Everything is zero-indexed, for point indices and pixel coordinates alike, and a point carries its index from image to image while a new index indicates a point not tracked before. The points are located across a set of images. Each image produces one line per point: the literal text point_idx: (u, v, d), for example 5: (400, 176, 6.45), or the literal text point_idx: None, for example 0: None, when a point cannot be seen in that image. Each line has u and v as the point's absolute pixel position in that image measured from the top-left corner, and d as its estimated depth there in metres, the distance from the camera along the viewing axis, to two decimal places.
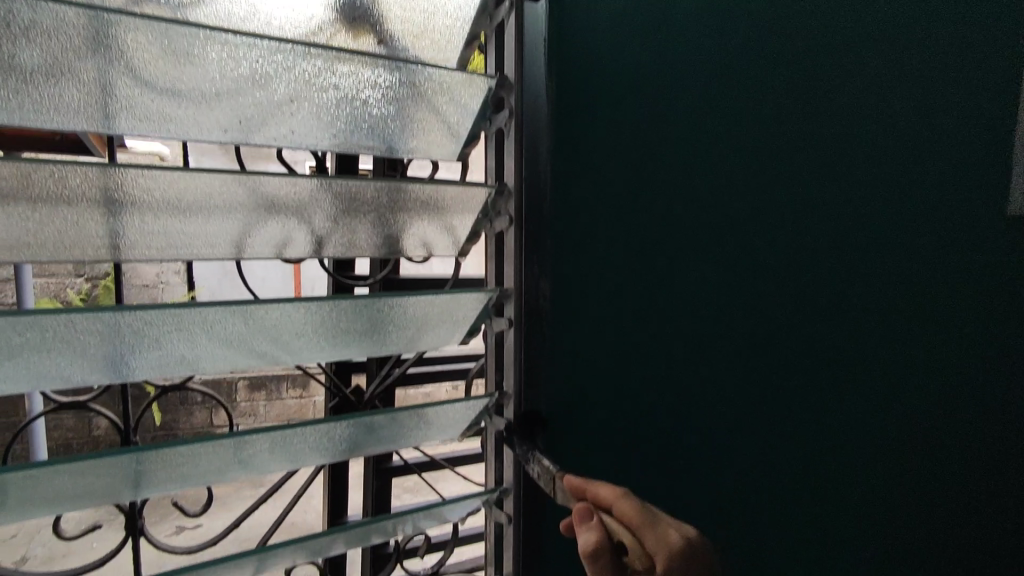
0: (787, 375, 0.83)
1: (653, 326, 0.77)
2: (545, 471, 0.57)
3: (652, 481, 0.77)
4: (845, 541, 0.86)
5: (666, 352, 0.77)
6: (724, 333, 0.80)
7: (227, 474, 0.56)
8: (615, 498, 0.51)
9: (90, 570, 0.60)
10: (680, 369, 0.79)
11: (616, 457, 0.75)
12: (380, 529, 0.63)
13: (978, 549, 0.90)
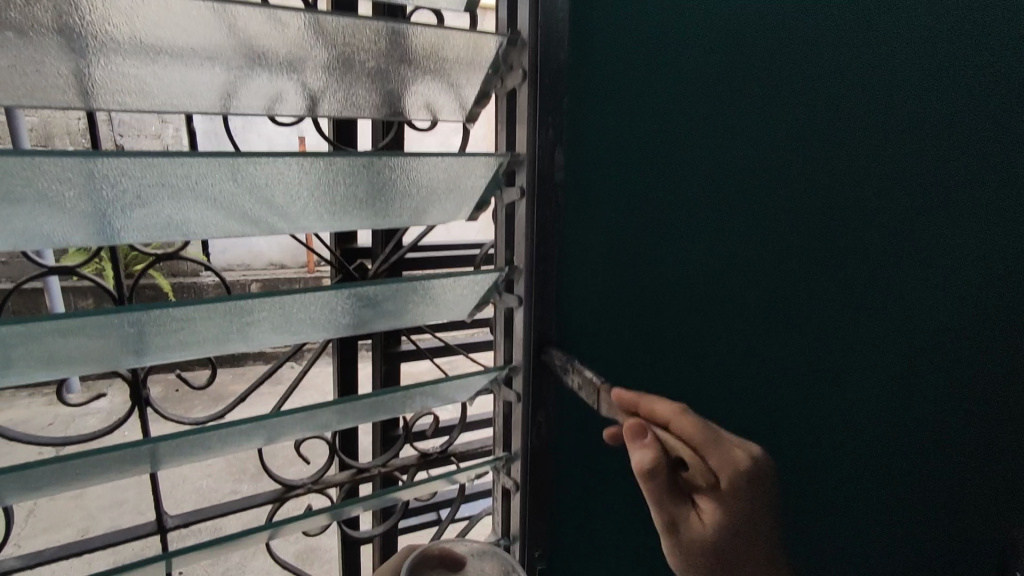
0: (785, 265, 0.83)
1: (667, 206, 0.73)
2: (585, 381, 0.59)
3: (655, 365, 0.77)
4: (815, 422, 0.92)
5: (676, 240, 0.75)
6: (733, 218, 0.78)
7: (228, 343, 0.53)
8: (673, 414, 0.54)
9: (101, 434, 0.62)
10: (687, 255, 0.77)
11: (620, 339, 0.75)
12: (389, 404, 0.62)
13: (920, 425, 1.02)
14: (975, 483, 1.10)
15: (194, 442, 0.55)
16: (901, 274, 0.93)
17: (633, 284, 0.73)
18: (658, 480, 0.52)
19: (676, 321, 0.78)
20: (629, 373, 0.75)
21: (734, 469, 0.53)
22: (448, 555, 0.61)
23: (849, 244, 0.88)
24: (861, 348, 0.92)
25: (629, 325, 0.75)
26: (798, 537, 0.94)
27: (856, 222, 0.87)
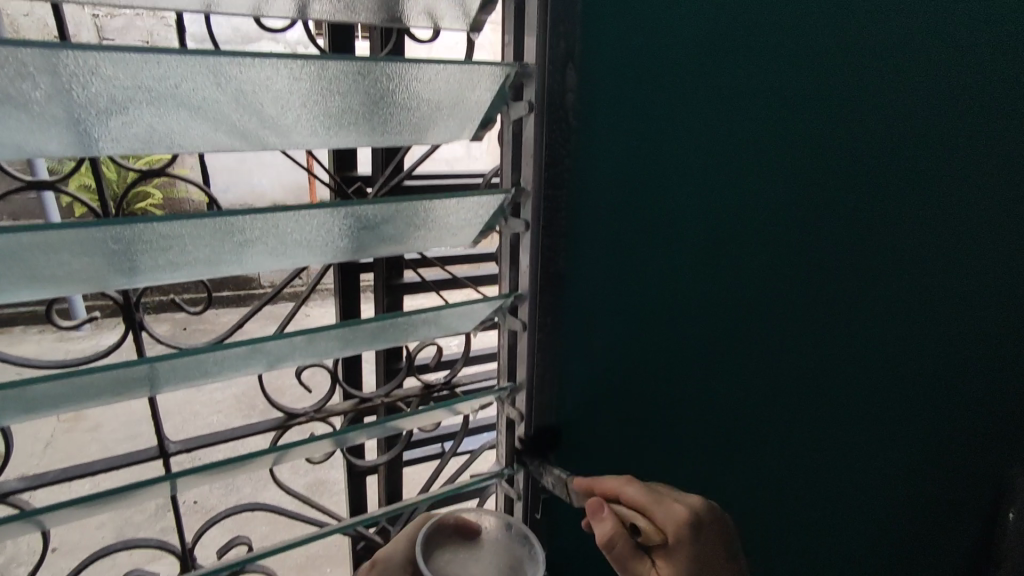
0: (815, 191, 0.78)
1: (694, 127, 0.67)
2: (556, 480, 0.63)
3: (679, 300, 0.72)
4: (839, 359, 0.88)
5: (705, 170, 0.69)
6: (764, 141, 0.72)
7: (221, 264, 0.51)
8: (621, 485, 0.58)
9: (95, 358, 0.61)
10: (717, 182, 0.71)
11: (644, 272, 0.69)
12: (390, 330, 0.60)
13: (937, 370, 0.99)
14: (977, 421, 1.11)
15: (192, 364, 0.53)
16: (935, 202, 0.87)
17: (653, 219, 0.68)
18: (620, 548, 0.54)
19: (703, 253, 0.72)
20: (650, 309, 0.71)
21: (677, 522, 0.55)
22: (466, 524, 0.61)
23: (883, 170, 0.82)
24: (892, 284, 0.87)
25: (652, 265, 0.69)
26: (808, 480, 0.93)
27: (889, 157, 0.81)
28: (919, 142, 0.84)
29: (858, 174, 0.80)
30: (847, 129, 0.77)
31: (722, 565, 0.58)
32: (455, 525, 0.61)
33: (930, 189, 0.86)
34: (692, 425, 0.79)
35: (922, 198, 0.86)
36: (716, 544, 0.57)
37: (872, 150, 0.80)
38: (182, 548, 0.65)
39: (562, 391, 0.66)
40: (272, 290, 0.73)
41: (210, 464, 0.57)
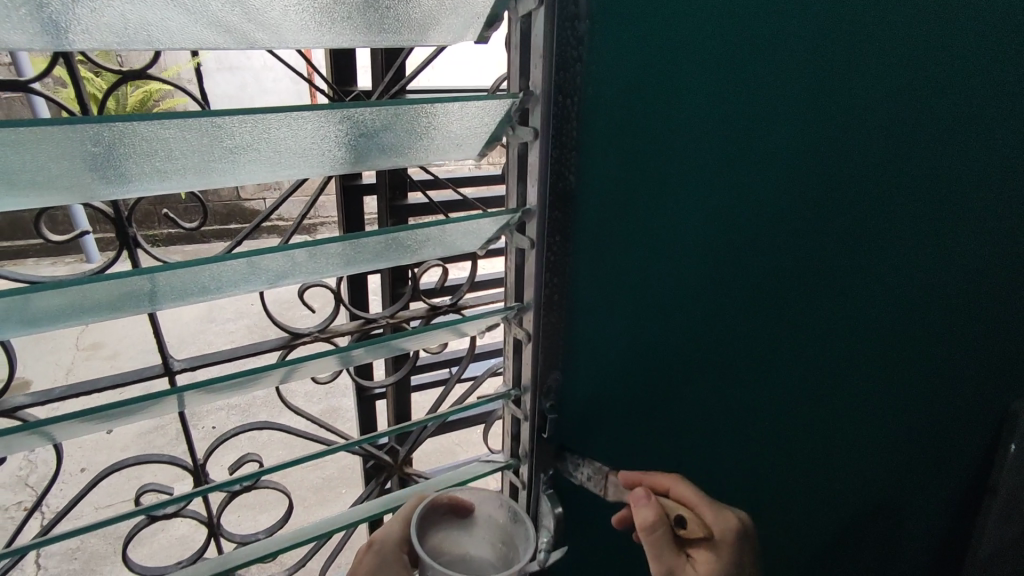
0: (856, 107, 0.72)
1: (731, 30, 0.60)
2: (596, 474, 0.68)
3: (704, 224, 0.68)
4: (863, 288, 0.85)
5: (742, 82, 0.63)
6: (809, 47, 0.65)
7: (212, 171, 0.48)
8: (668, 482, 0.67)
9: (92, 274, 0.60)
10: (754, 94, 0.64)
11: (666, 194, 0.64)
12: (393, 245, 0.58)
13: (956, 298, 0.97)
14: (988, 349, 1.10)
15: (189, 277, 0.52)
16: (976, 121, 0.82)
17: (683, 134, 0.62)
18: (663, 532, 0.61)
19: (735, 174, 0.67)
20: (672, 234, 0.67)
21: (722, 525, 0.65)
22: (462, 506, 0.68)
23: (927, 85, 0.76)
24: (920, 209, 0.84)
25: (677, 186, 0.64)
26: (820, 405, 0.93)
27: (935, 68, 0.75)
28: (971, 53, 0.77)
29: (901, 85, 0.74)
30: (900, 36, 0.70)
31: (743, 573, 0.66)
32: (447, 505, 0.68)
33: (970, 104, 0.80)
34: (708, 351, 0.76)
35: (963, 111, 0.80)
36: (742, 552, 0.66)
37: (920, 56, 0.73)
38: (195, 462, 0.66)
39: (575, 313, 0.64)
40: (265, 210, 0.70)
41: (217, 378, 0.56)
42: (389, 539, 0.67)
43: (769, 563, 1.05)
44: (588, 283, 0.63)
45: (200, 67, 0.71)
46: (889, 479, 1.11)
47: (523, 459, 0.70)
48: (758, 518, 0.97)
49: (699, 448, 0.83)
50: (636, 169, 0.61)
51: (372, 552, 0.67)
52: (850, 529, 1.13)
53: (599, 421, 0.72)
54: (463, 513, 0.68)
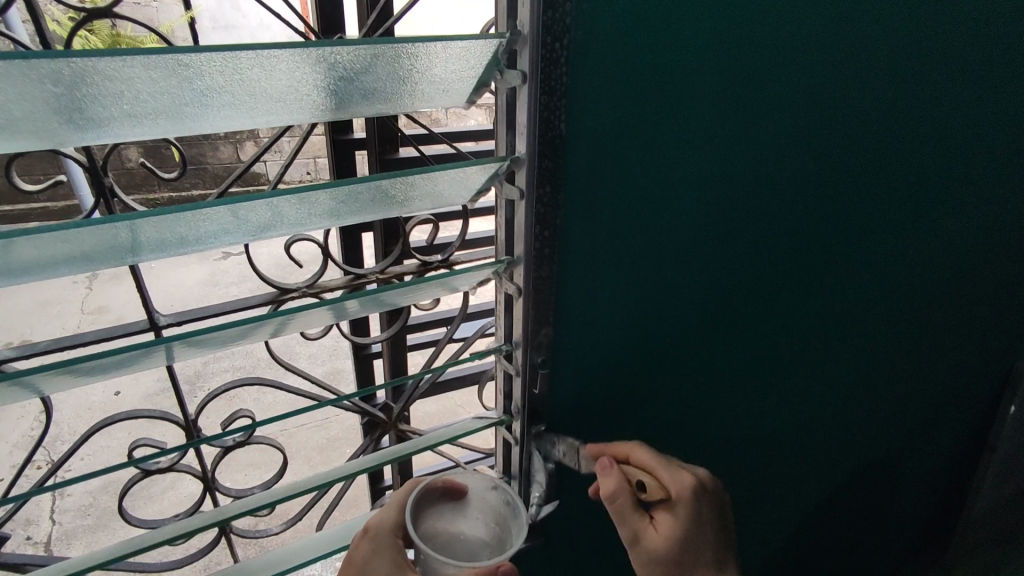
0: (864, 47, 0.68)
1: None
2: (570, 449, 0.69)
3: (703, 172, 0.66)
4: (864, 240, 0.83)
5: (745, 19, 0.60)
6: None
7: (186, 116, 0.46)
8: (631, 448, 0.67)
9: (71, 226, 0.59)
10: (757, 32, 0.61)
11: (664, 140, 0.62)
12: (379, 195, 0.56)
13: (959, 251, 0.95)
14: (992, 306, 1.09)
15: (168, 227, 0.50)
16: (987, 64, 0.79)
17: (684, 80, 0.60)
18: (624, 500, 0.62)
19: (737, 119, 0.64)
20: (670, 183, 0.65)
21: (684, 484, 0.64)
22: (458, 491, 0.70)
23: (939, 24, 0.72)
24: (924, 158, 0.81)
25: (675, 132, 0.62)
26: (818, 362, 0.92)
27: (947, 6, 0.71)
28: None
29: (912, 25, 0.70)
30: None
31: (714, 534, 0.66)
32: (443, 488, 0.70)
33: (983, 45, 0.77)
34: (705, 306, 0.75)
35: (977, 56, 0.77)
36: (711, 512, 0.66)
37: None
38: (186, 417, 0.66)
39: (568, 267, 0.63)
40: (249, 161, 0.68)
41: (202, 330, 0.55)
42: (387, 522, 0.67)
43: (764, 518, 1.06)
44: (582, 236, 0.62)
45: (194, 21, 0.67)
46: (887, 436, 1.12)
47: (515, 415, 0.70)
48: (753, 473, 0.98)
49: (695, 403, 0.83)
50: (633, 117, 0.59)
51: (369, 537, 0.66)
52: (846, 485, 1.14)
53: (593, 376, 0.72)
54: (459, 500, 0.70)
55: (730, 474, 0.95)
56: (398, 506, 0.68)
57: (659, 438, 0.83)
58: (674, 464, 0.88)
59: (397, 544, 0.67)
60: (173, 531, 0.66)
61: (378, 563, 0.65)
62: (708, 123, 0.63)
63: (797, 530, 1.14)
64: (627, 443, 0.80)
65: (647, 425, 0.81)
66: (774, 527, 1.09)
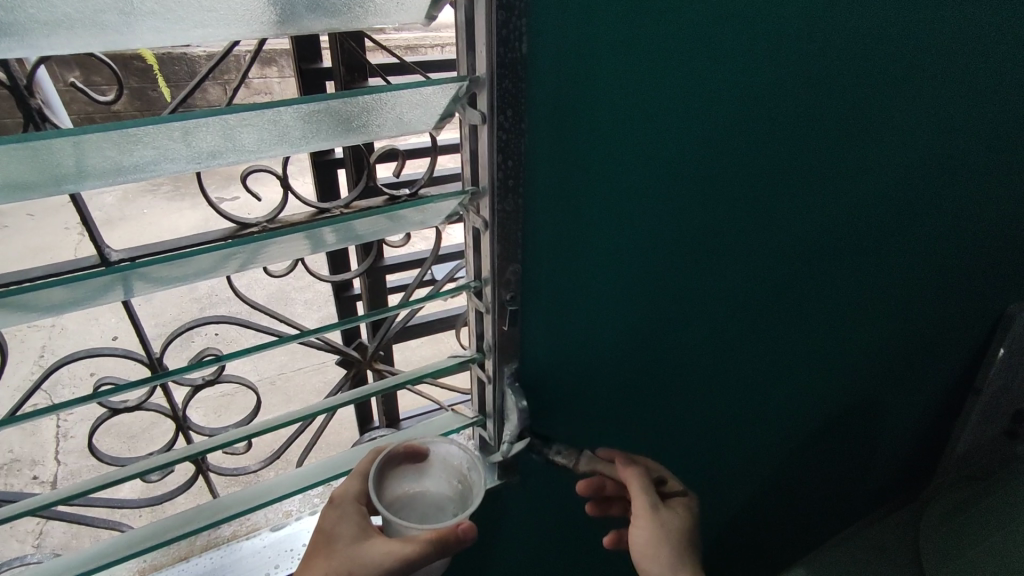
0: None
1: None
2: (568, 453, 0.75)
3: (684, 98, 0.62)
4: (852, 174, 0.81)
5: None
6: None
7: (112, 25, 0.43)
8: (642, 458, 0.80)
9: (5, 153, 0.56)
10: None
11: (641, 58, 0.57)
12: (336, 118, 0.53)
13: (952, 185, 0.92)
14: (985, 246, 1.07)
15: (103, 151, 0.47)
16: None
17: None
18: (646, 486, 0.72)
19: (721, 38, 0.60)
20: (649, 108, 0.61)
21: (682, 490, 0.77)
22: (411, 452, 0.74)
23: None
24: (920, 84, 0.77)
25: (654, 51, 0.58)
26: (804, 302, 0.91)
27: None
28: None
29: None
30: None
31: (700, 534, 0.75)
32: (404, 453, 0.74)
33: None
34: (684, 244, 0.73)
35: None
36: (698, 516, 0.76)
37: None
38: (150, 355, 0.65)
39: (534, 200, 0.60)
40: (198, 84, 0.64)
41: (151, 261, 0.53)
42: (349, 491, 0.71)
43: (747, 456, 1.08)
44: (548, 168, 0.59)
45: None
46: (872, 377, 1.12)
47: (486, 353, 0.69)
48: (735, 412, 0.99)
49: (674, 341, 0.82)
50: (604, 36, 0.54)
51: (333, 506, 0.70)
52: (830, 424, 1.15)
53: (565, 316, 0.70)
54: (416, 460, 0.74)
55: (711, 411, 0.96)
56: (361, 476, 0.72)
57: (638, 373, 0.82)
58: (652, 401, 0.88)
59: (362, 512, 0.70)
60: (143, 467, 0.65)
61: (343, 530, 0.68)
62: (687, 45, 0.59)
63: (780, 467, 1.15)
64: (603, 382, 0.80)
65: (623, 364, 0.80)
66: (756, 464, 1.11)
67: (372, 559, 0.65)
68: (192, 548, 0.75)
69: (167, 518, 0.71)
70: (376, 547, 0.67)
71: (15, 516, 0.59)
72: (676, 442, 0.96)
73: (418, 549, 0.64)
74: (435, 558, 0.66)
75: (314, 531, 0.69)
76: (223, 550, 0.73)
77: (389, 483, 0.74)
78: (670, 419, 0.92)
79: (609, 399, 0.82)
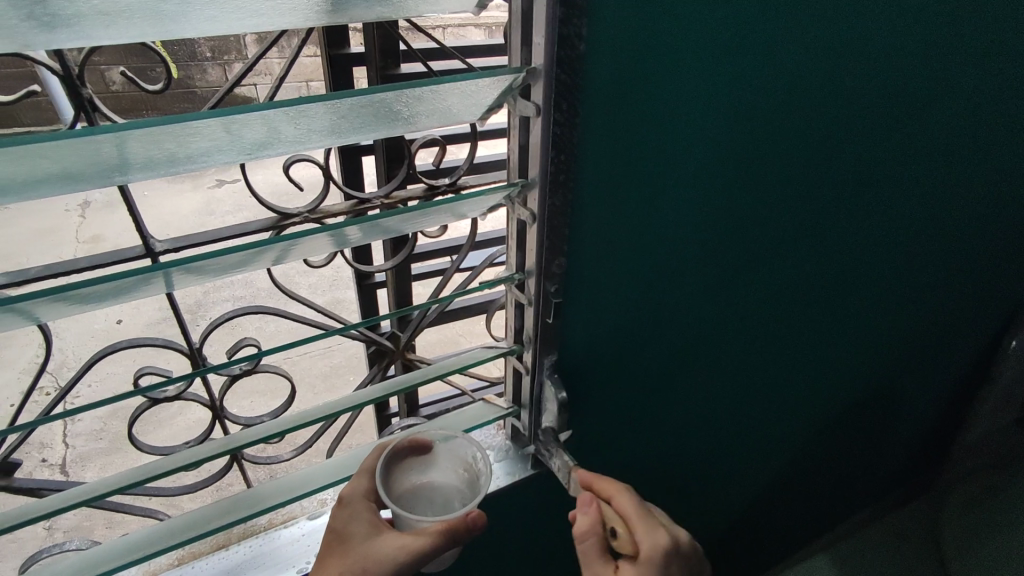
0: None
1: None
2: (562, 469, 0.74)
3: (738, 96, 0.61)
4: (888, 167, 0.80)
5: None
6: None
7: (169, 15, 0.42)
8: (613, 494, 0.68)
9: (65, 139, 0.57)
10: None
11: (700, 56, 0.57)
12: (386, 110, 0.52)
13: (980, 179, 0.92)
14: (1008, 239, 1.07)
15: (158, 144, 0.47)
16: None
17: None
18: (591, 546, 0.66)
19: (777, 36, 0.60)
20: (705, 105, 0.60)
21: (657, 538, 0.64)
22: (416, 442, 0.76)
23: None
24: (963, 77, 0.77)
25: (713, 49, 0.57)
26: (832, 292, 0.91)
27: None
28: None
29: None
30: None
31: None
32: (409, 446, 0.76)
33: None
34: (723, 237, 0.73)
35: None
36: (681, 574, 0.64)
37: None
38: (188, 345, 0.64)
39: (583, 196, 0.59)
40: (239, 73, 0.63)
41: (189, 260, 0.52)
42: (356, 489, 0.73)
43: (765, 443, 1.09)
44: (598, 163, 0.58)
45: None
46: (891, 367, 1.13)
47: (526, 345, 0.69)
48: (758, 402, 1.00)
49: (706, 334, 0.83)
50: (664, 31, 0.53)
51: (343, 505, 0.71)
52: (848, 412, 1.16)
53: (605, 309, 0.70)
54: (420, 450, 0.77)
55: (735, 401, 0.96)
56: (368, 473, 0.74)
57: (671, 364, 0.83)
58: (681, 392, 0.88)
59: (372, 508, 0.72)
60: (183, 459, 0.66)
61: (355, 526, 0.70)
62: (742, 40, 0.58)
63: (797, 456, 1.16)
64: (638, 374, 0.80)
65: (658, 356, 0.80)
66: (773, 452, 1.12)
67: (388, 552, 0.66)
68: (229, 537, 0.75)
69: (204, 508, 0.72)
70: (387, 541, 0.68)
71: (60, 511, 0.59)
72: (701, 431, 0.97)
73: (430, 540, 0.65)
74: (447, 546, 0.66)
75: (327, 530, 0.71)
76: (261, 539, 0.74)
77: (397, 477, 0.76)
78: (697, 409, 0.93)
79: (641, 390, 0.83)
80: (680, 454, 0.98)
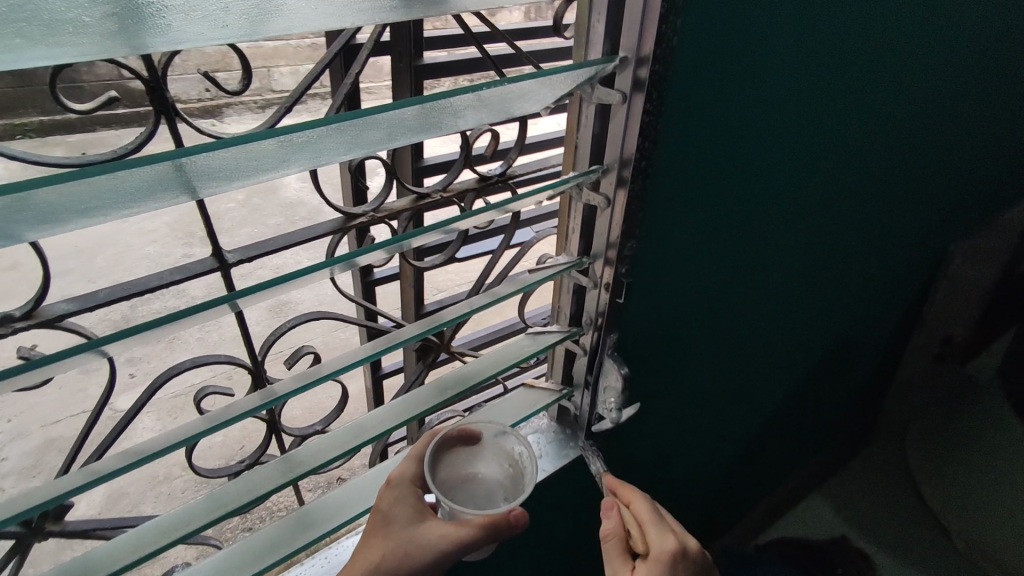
0: None
1: None
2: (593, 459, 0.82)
3: (783, 79, 0.66)
4: (876, 134, 0.88)
5: None
6: None
7: (279, 15, 0.40)
8: (633, 498, 0.73)
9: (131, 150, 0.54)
10: None
11: (761, 45, 0.60)
12: (472, 107, 0.51)
13: (933, 142, 1.04)
14: (946, 194, 1.21)
15: (254, 156, 0.44)
16: None
17: None
18: (612, 545, 0.71)
19: (817, 23, 0.64)
20: (758, 89, 0.64)
21: (666, 543, 0.68)
22: (465, 432, 0.76)
23: None
24: (934, 52, 0.86)
25: (771, 38, 0.60)
26: (823, 252, 0.99)
27: None
28: None
29: None
30: None
31: None
32: (457, 435, 0.76)
33: None
34: (750, 215, 0.78)
35: None
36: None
37: None
38: (254, 359, 0.61)
39: (657, 181, 0.61)
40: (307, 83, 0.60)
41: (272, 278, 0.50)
42: (404, 474, 0.72)
43: (761, 396, 1.17)
44: (671, 150, 0.60)
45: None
46: (859, 316, 1.25)
47: (586, 326, 0.71)
48: (760, 359, 1.07)
49: (728, 303, 0.88)
50: (738, 22, 0.56)
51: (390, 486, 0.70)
52: (825, 361, 1.27)
53: (657, 288, 0.73)
54: (470, 440, 0.77)
55: (743, 362, 1.03)
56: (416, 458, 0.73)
57: (700, 334, 0.88)
58: (704, 359, 0.93)
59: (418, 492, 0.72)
60: (255, 482, 0.62)
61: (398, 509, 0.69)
62: (792, 29, 0.62)
63: (783, 405, 1.26)
64: (675, 346, 0.84)
65: (692, 328, 0.84)
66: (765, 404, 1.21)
67: (428, 538, 0.66)
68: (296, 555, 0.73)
69: (274, 530, 0.69)
70: (430, 525, 0.68)
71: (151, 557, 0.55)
72: (713, 392, 1.03)
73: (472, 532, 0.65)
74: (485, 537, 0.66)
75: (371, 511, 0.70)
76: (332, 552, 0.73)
77: (446, 463, 0.76)
78: (712, 374, 0.99)
79: (675, 361, 0.87)
80: (695, 415, 1.04)
